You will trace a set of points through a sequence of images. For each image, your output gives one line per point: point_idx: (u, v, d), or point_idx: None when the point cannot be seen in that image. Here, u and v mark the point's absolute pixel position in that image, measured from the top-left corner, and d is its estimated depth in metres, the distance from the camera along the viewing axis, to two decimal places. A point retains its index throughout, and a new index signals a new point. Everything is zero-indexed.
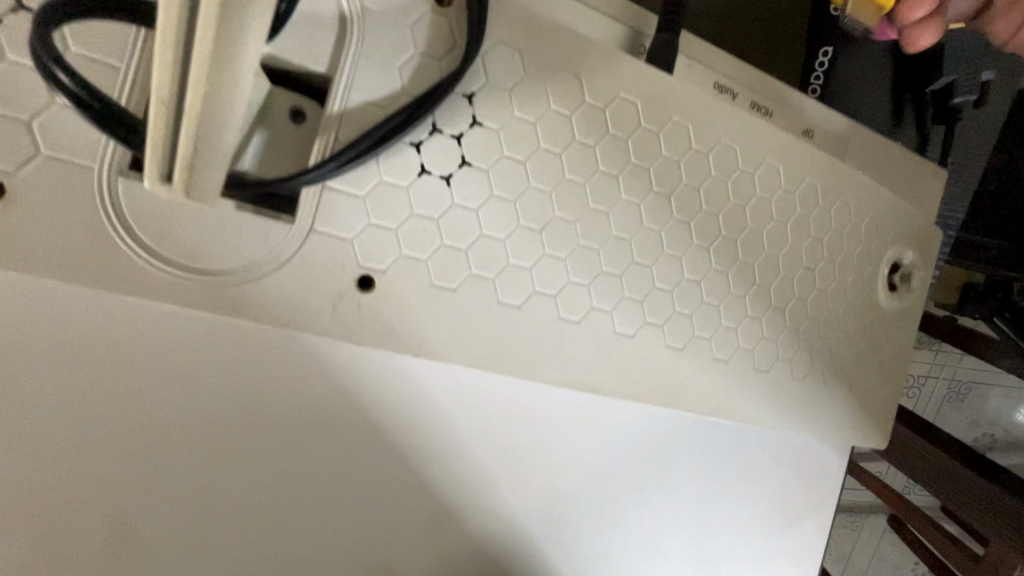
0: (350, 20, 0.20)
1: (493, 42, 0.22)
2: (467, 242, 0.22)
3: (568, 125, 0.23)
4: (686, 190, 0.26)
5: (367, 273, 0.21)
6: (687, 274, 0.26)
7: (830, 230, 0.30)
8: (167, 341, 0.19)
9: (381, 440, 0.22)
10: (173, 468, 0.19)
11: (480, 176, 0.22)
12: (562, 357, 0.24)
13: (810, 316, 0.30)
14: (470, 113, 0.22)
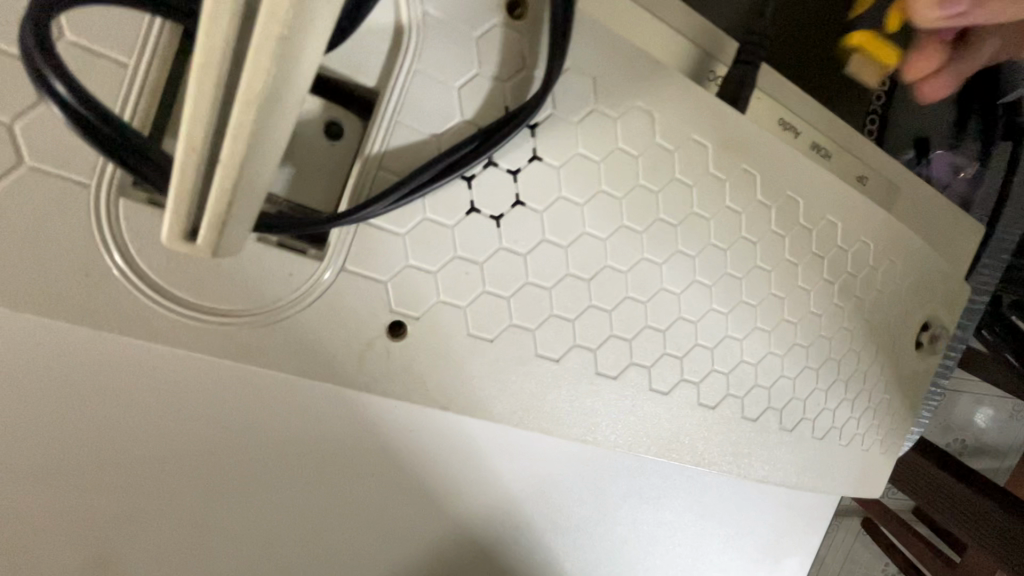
0: (410, 26, 0.17)
1: (566, 66, 0.19)
2: (510, 289, 0.20)
3: (634, 166, 0.21)
4: (743, 243, 0.24)
5: (400, 319, 0.19)
6: (732, 330, 0.25)
7: (871, 286, 0.29)
8: (187, 367, 0.19)
9: (388, 469, 0.23)
10: (187, 482, 0.20)
11: (535, 218, 0.20)
12: (592, 413, 0.23)
13: (840, 374, 0.29)
14: (531, 146, 0.19)
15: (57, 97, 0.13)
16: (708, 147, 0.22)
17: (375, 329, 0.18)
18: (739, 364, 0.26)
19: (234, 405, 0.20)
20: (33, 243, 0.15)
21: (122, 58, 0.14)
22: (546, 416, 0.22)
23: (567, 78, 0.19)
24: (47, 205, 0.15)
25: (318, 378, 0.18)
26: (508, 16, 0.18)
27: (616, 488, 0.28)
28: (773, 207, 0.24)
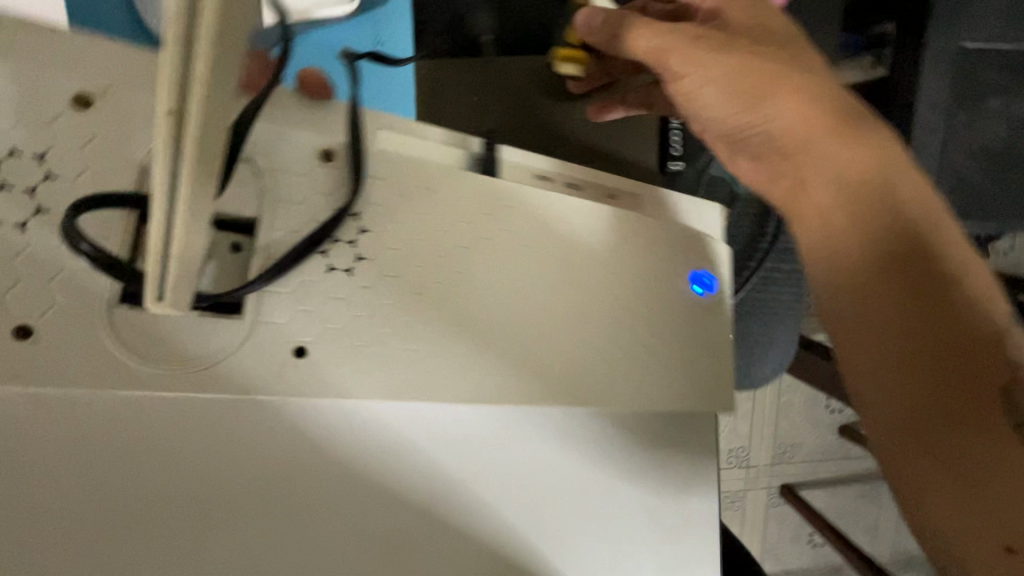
0: (265, 182, 0.31)
1: (369, 177, 0.33)
2: (368, 311, 0.32)
3: (432, 218, 0.33)
4: (535, 245, 0.35)
5: (299, 344, 0.30)
6: (551, 305, 0.35)
7: (670, 243, 0.38)
8: (163, 418, 0.28)
9: (330, 477, 0.31)
10: (177, 504, 0.29)
11: (373, 265, 0.32)
12: (458, 384, 0.33)
13: (668, 318, 0.37)
14: (358, 225, 0.32)
15: (81, 251, 0.25)
16: (478, 195, 0.34)
17: (284, 351, 0.30)
18: (554, 340, 0.35)
19: (199, 439, 0.29)
20: (62, 341, 0.27)
21: (106, 236, 0.27)
22: (422, 395, 0.32)
23: (372, 184, 0.33)
24: (67, 320, 0.27)
25: (255, 392, 0.29)
26: (324, 160, 0.32)
27: (529, 475, 0.34)
28: (540, 225, 0.35)
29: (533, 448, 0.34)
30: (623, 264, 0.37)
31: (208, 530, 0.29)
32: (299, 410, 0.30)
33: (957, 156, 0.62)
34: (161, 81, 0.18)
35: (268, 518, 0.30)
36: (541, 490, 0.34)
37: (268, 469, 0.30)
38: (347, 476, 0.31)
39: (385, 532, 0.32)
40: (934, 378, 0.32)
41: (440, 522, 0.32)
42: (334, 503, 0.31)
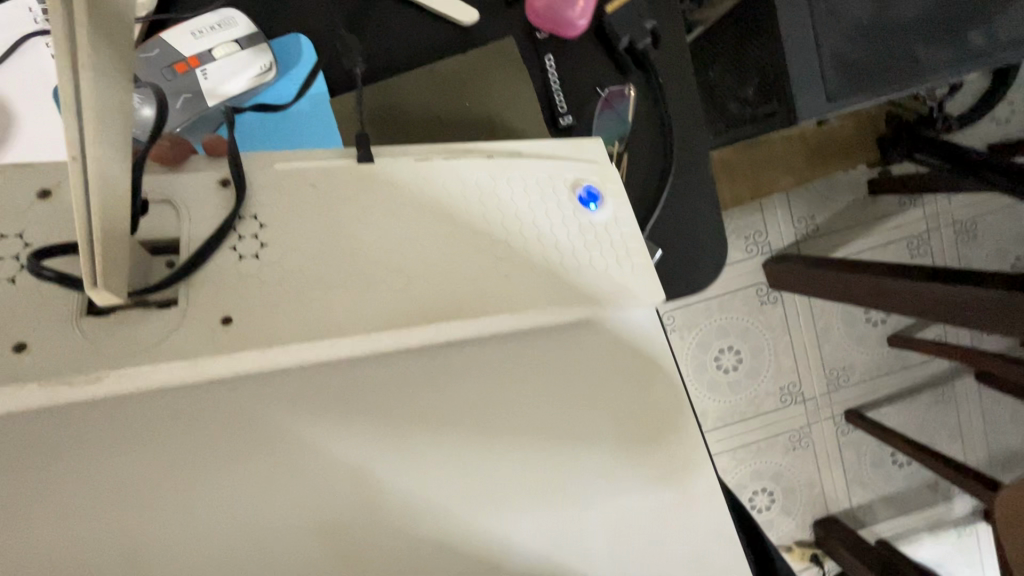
0: (180, 207, 0.40)
1: (260, 186, 0.42)
2: (278, 281, 0.39)
3: (316, 202, 0.42)
4: (407, 202, 0.43)
5: (226, 316, 0.38)
6: (429, 244, 0.43)
7: (521, 175, 0.46)
8: (144, 396, 0.36)
9: (284, 414, 0.37)
10: (166, 459, 0.35)
11: (275, 248, 0.40)
12: (363, 319, 0.40)
13: (532, 232, 0.45)
14: (257, 221, 0.41)
15: (44, 275, 0.33)
16: (353, 177, 0.43)
17: (214, 322, 0.37)
18: (459, 265, 0.43)
19: (173, 407, 0.36)
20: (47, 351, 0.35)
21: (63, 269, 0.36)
22: (335, 336, 0.39)
23: (258, 190, 0.41)
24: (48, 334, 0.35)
25: (200, 360, 0.37)
26: (223, 186, 0.41)
27: (461, 387, 0.41)
28: (425, 185, 0.44)
29: (446, 353, 0.41)
30: (510, 194, 0.45)
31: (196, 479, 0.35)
32: (241, 363, 0.37)
33: (832, 39, 0.87)
34: (67, 139, 0.30)
35: (245, 461, 0.36)
36: (471, 389, 0.40)
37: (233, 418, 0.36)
38: (310, 434, 0.38)
39: (350, 446, 0.37)
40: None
41: (389, 434, 0.38)
42: (310, 458, 0.37)
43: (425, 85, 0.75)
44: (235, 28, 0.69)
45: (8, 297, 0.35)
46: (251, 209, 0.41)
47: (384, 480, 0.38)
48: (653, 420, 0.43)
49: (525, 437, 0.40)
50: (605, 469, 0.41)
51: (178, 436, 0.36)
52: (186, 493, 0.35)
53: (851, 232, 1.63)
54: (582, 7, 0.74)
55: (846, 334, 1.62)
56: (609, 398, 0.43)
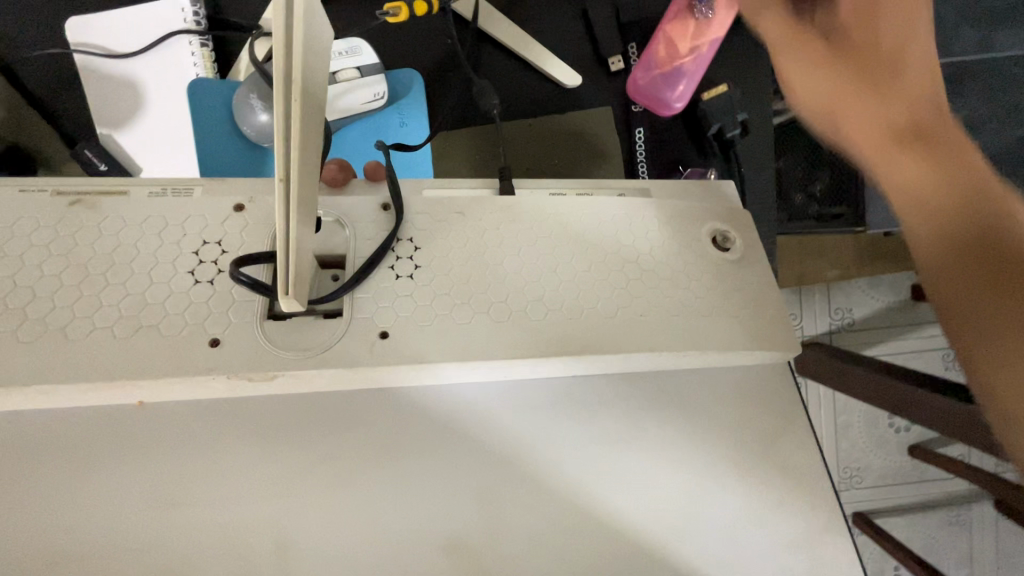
0: (347, 225, 0.43)
1: (415, 211, 0.44)
2: (427, 299, 0.42)
3: (463, 231, 0.45)
4: (544, 239, 0.46)
5: (384, 329, 0.39)
6: (562, 284, 0.44)
7: (649, 228, 0.48)
8: (290, 400, 0.39)
9: (408, 425, 0.40)
10: (311, 457, 0.38)
11: (427, 270, 0.43)
12: (498, 345, 0.41)
13: (663, 287, 0.46)
14: (410, 243, 0.43)
15: (241, 280, 0.35)
16: (499, 208, 0.46)
17: (373, 336, 0.39)
18: (598, 299, 0.44)
19: (319, 409, 0.40)
20: (225, 348, 0.36)
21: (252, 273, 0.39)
22: (478, 357, 0.40)
23: (417, 214, 0.44)
24: (228, 331, 0.37)
25: (361, 370, 0.38)
26: (382, 210, 0.44)
27: (567, 430, 0.42)
28: (563, 223, 0.47)
29: (549, 394, 0.43)
30: (643, 236, 0.47)
31: (336, 484, 0.38)
32: (384, 378, 0.40)
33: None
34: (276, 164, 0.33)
35: (373, 468, 0.39)
36: (571, 432, 0.42)
37: (368, 422, 0.40)
38: (454, 439, 0.40)
39: (470, 469, 0.40)
40: (976, 275, 0.38)
41: (504, 465, 0.40)
42: (454, 461, 0.39)
43: (539, 132, 0.82)
44: (360, 57, 0.71)
45: (208, 295, 0.37)
46: (406, 231, 0.44)
47: (510, 499, 0.39)
48: (778, 474, 0.44)
49: (620, 484, 0.41)
50: (732, 522, 0.42)
51: (321, 441, 0.39)
52: (322, 495, 0.38)
53: (893, 331, 1.62)
54: (680, 90, 0.78)
55: (864, 433, 1.58)
56: (731, 443, 0.44)
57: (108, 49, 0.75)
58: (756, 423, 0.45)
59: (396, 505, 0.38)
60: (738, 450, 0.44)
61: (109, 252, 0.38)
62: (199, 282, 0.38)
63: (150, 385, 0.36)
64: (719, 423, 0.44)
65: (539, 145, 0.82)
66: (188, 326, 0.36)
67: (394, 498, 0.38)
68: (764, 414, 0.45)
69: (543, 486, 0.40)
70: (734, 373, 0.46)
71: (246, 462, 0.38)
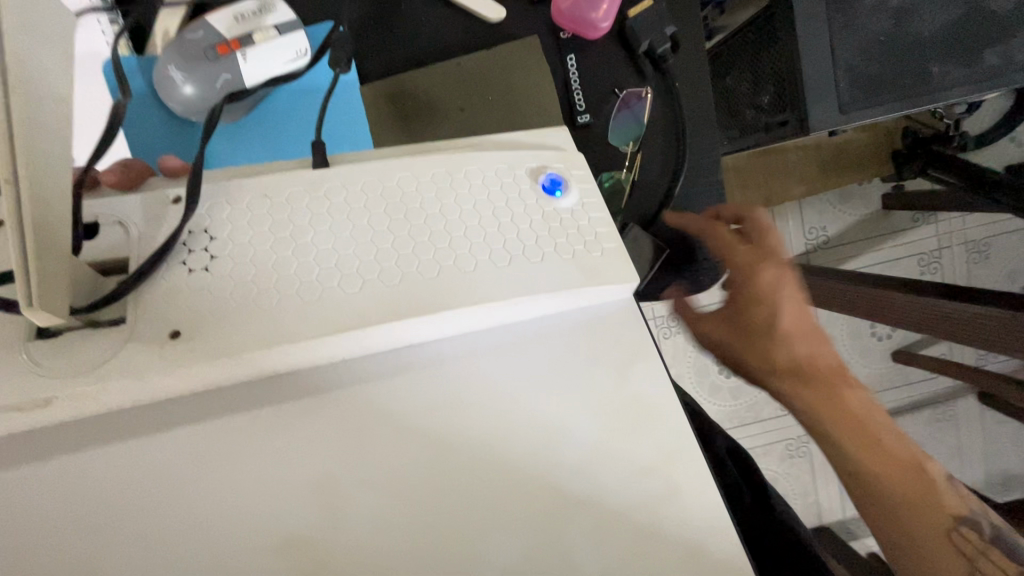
0: (128, 225, 0.39)
1: (211, 198, 0.40)
2: (226, 290, 0.38)
3: (266, 212, 0.40)
4: (359, 202, 0.42)
5: (176, 329, 0.37)
6: (380, 250, 0.41)
7: (479, 177, 0.44)
8: (109, 416, 0.39)
9: (233, 425, 0.40)
10: (132, 471, 0.38)
11: (225, 261, 0.39)
12: (308, 323, 0.38)
13: (492, 241, 0.42)
14: (205, 235, 0.39)
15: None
16: (304, 183, 0.41)
17: (161, 336, 0.37)
18: (417, 260, 0.41)
19: (137, 423, 0.39)
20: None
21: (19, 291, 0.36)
22: (289, 342, 0.37)
23: (209, 204, 0.40)
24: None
25: (153, 377, 0.36)
26: (173, 204, 0.40)
27: (406, 412, 0.41)
28: (378, 186, 0.42)
29: (379, 370, 0.42)
30: (467, 189, 0.44)
31: (158, 492, 0.38)
32: (181, 378, 0.37)
33: (847, 53, 0.86)
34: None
35: (200, 471, 0.38)
36: (411, 409, 0.41)
37: (188, 428, 0.39)
38: (292, 431, 0.40)
39: (309, 457, 0.39)
40: (900, 465, 0.64)
41: (342, 454, 0.40)
42: (291, 453, 0.39)
43: (425, 88, 0.77)
44: (274, 13, 0.64)
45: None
46: (201, 221, 0.40)
47: (355, 487, 0.39)
48: (632, 412, 0.42)
49: (467, 450, 0.40)
50: (587, 466, 0.40)
51: (143, 450, 0.38)
52: (146, 501, 0.37)
53: (864, 244, 1.61)
54: (605, 10, 0.76)
55: (850, 347, 1.60)
56: (585, 390, 0.42)
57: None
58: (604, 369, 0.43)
59: (232, 501, 0.38)
60: (588, 396, 0.42)
61: None
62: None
63: None
64: (566, 373, 0.43)
65: (418, 108, 0.77)
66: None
67: (232, 494, 0.38)
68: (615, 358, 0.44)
69: (383, 463, 0.40)
70: (576, 317, 0.45)
71: (64, 479, 0.37)
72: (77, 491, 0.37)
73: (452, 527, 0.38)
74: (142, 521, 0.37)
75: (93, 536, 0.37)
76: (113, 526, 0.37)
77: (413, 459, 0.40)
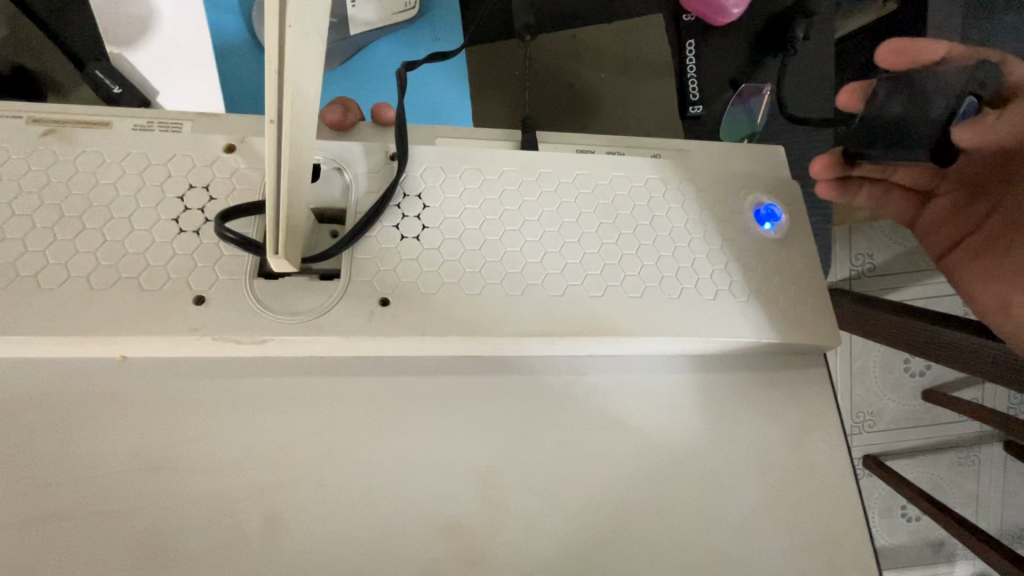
0: (349, 182, 0.39)
1: (425, 165, 0.40)
2: (434, 265, 0.38)
3: (479, 192, 0.40)
4: (570, 200, 0.41)
5: (385, 297, 0.37)
6: (587, 249, 0.40)
7: (689, 186, 0.43)
8: (282, 360, 0.38)
9: (403, 402, 0.38)
10: (305, 421, 0.37)
11: (436, 233, 0.39)
12: (511, 317, 0.37)
13: (695, 254, 0.41)
14: (420, 202, 0.39)
15: (229, 238, 0.33)
16: (517, 166, 0.41)
17: (371, 302, 0.36)
18: (622, 272, 0.40)
19: (309, 374, 0.38)
20: (206, 310, 0.34)
21: (243, 224, 0.36)
22: (490, 333, 0.37)
23: (422, 169, 0.40)
24: (213, 290, 0.35)
25: (356, 337, 0.36)
26: (389, 159, 0.40)
27: (576, 416, 0.39)
28: (591, 182, 0.42)
29: (551, 366, 0.40)
30: (678, 203, 0.42)
31: (328, 449, 0.37)
32: (380, 343, 0.37)
33: None
34: (266, 101, 0.29)
35: (369, 442, 0.37)
36: (578, 416, 0.39)
37: (359, 393, 0.38)
38: (449, 416, 0.38)
39: (473, 445, 0.38)
40: None
41: (506, 446, 0.38)
42: (442, 439, 0.38)
43: (565, 53, 0.71)
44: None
45: (194, 248, 0.35)
46: (414, 186, 0.40)
47: (512, 483, 0.37)
48: (805, 474, 0.40)
49: (630, 465, 0.39)
50: (750, 514, 0.39)
51: (318, 402, 0.38)
52: (318, 457, 0.36)
53: None
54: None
55: None
56: (755, 432, 0.41)
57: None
58: (788, 416, 0.41)
59: (396, 478, 0.36)
60: (766, 432, 0.41)
61: (85, 193, 0.35)
62: (184, 232, 0.35)
63: (124, 339, 0.34)
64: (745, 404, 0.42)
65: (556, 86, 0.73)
66: (173, 280, 0.34)
67: (397, 471, 0.37)
68: (799, 411, 0.42)
69: (549, 463, 0.38)
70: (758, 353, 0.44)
71: (240, 411, 0.37)
72: (253, 426, 0.37)
73: (611, 533, 0.37)
74: (311, 477, 0.36)
75: (265, 479, 0.36)
76: (286, 475, 0.36)
77: (575, 464, 0.38)
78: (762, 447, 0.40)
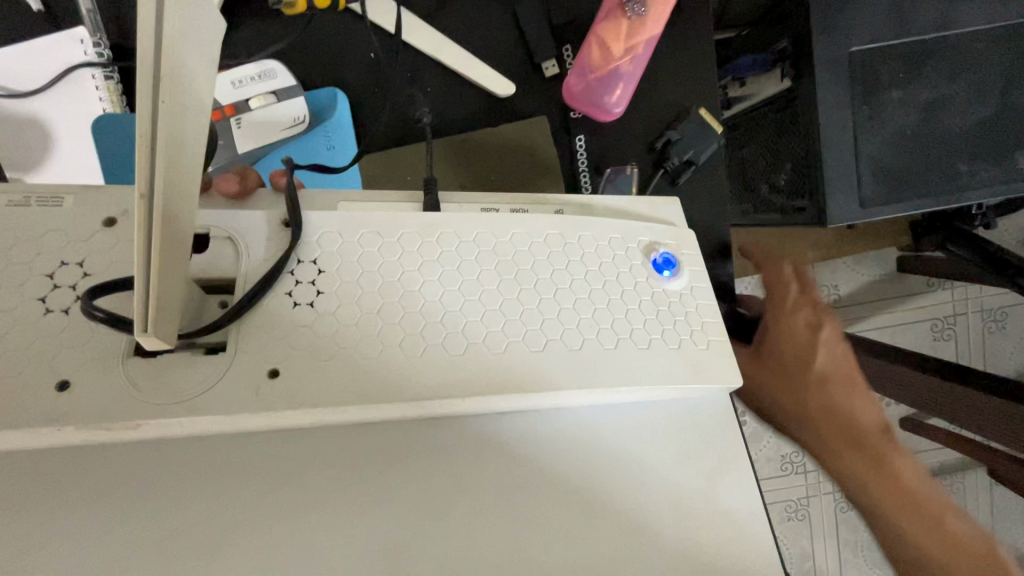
0: (240, 251, 0.39)
1: (322, 231, 0.40)
2: (328, 332, 0.37)
3: (377, 255, 0.40)
4: (470, 258, 0.41)
5: (274, 368, 0.35)
6: (488, 306, 0.40)
7: (591, 237, 0.44)
8: (161, 440, 0.36)
9: (300, 477, 0.36)
10: (188, 505, 0.34)
11: (330, 300, 0.38)
12: (407, 381, 0.36)
13: (598, 306, 0.41)
14: (315, 268, 0.39)
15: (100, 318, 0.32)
16: (417, 227, 0.41)
17: (258, 375, 0.35)
18: (524, 327, 0.39)
19: (194, 454, 0.36)
20: (67, 394, 0.32)
21: (120, 299, 0.35)
22: (386, 399, 0.36)
23: (319, 236, 0.40)
24: (79, 372, 0.33)
25: (241, 413, 0.34)
26: (283, 226, 0.40)
27: (483, 478, 0.38)
28: (491, 240, 0.42)
29: (458, 428, 0.39)
30: (580, 256, 0.43)
31: (212, 535, 0.34)
32: (270, 417, 0.35)
33: None
34: (136, 177, 0.28)
35: (260, 524, 0.35)
36: (487, 478, 0.38)
37: (250, 471, 0.36)
38: (347, 490, 0.36)
39: (373, 519, 0.36)
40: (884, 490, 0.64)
41: (410, 519, 0.36)
42: (341, 515, 0.35)
43: None
44: (281, 79, 0.62)
45: (61, 328, 0.34)
46: (310, 253, 0.39)
47: (414, 559, 0.35)
48: (721, 522, 0.39)
49: (544, 528, 0.37)
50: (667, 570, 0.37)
51: (204, 482, 0.35)
52: (201, 544, 0.34)
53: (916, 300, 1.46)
54: (619, 95, 0.66)
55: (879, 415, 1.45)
56: (671, 483, 0.40)
57: (10, 90, 0.65)
58: (704, 463, 0.41)
59: (289, 562, 0.34)
60: (681, 481, 0.40)
61: None
62: (50, 312, 0.34)
63: None
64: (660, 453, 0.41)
65: None
66: (34, 364, 0.33)
67: (291, 555, 0.34)
68: (716, 457, 0.41)
69: (457, 534, 0.36)
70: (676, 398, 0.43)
71: (112, 500, 0.34)
72: (125, 517, 0.34)
73: None
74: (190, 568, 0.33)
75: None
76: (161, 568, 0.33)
77: (486, 532, 0.36)
78: (678, 496, 0.39)
